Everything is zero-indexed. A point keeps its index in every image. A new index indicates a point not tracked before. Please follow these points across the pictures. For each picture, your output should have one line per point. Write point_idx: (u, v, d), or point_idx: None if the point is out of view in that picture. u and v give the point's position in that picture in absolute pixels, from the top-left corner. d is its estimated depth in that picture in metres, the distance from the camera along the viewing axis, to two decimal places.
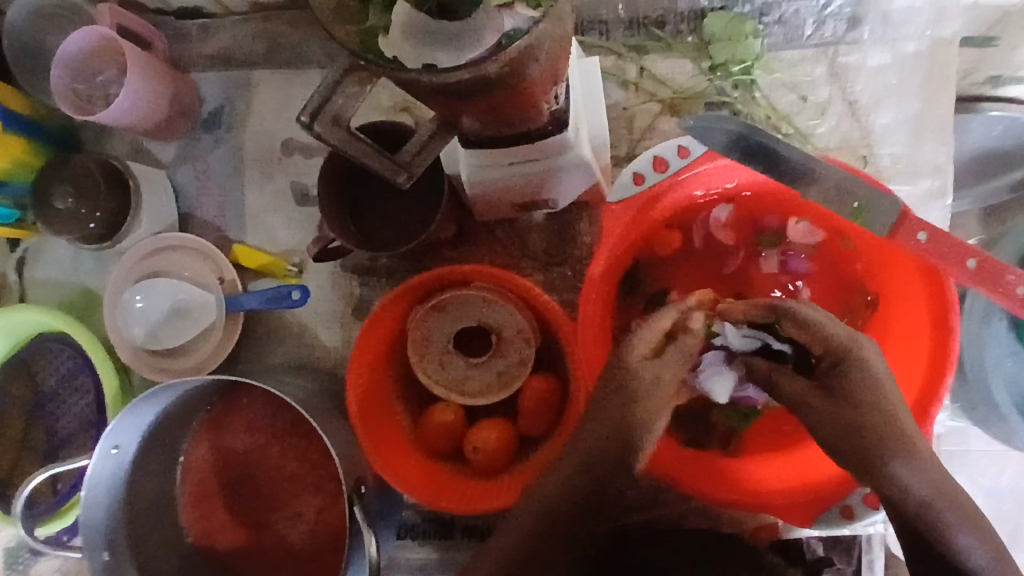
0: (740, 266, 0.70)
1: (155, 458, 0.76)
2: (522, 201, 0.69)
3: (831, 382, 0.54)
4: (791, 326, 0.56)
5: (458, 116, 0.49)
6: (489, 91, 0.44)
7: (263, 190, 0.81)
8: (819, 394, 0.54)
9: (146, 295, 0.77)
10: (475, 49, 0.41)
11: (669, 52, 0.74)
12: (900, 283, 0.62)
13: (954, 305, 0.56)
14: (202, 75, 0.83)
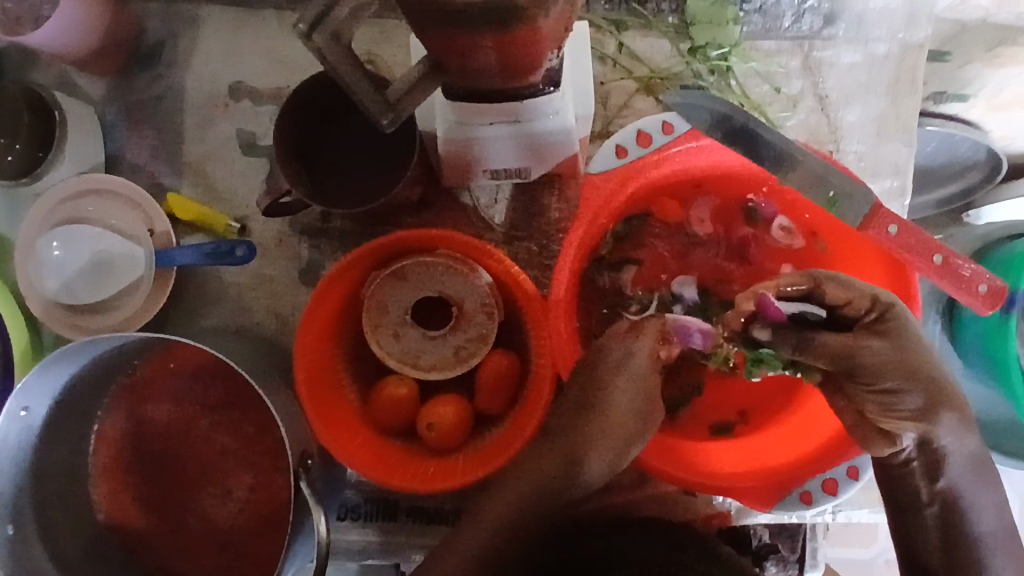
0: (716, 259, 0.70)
1: (67, 425, 0.68)
2: (494, 167, 0.66)
3: (882, 334, 0.52)
4: (834, 284, 0.54)
5: (457, 60, 0.46)
6: (503, 26, 0.41)
7: (205, 136, 0.74)
8: (875, 338, 0.52)
9: (65, 245, 0.71)
10: None
11: (649, 31, 0.72)
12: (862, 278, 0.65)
13: (914, 299, 0.59)
14: (143, 6, 0.75)
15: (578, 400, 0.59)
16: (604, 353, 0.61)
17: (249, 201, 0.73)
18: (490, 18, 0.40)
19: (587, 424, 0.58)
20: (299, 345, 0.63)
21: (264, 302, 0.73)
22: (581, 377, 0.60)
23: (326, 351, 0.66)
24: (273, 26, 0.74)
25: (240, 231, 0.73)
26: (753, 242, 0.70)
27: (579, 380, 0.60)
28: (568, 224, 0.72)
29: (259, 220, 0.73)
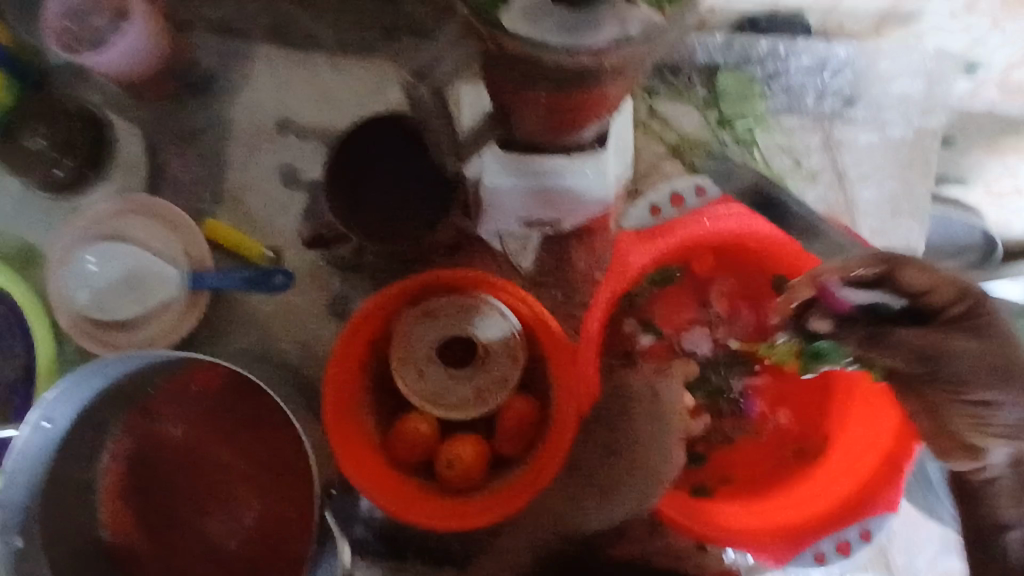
0: (745, 321, 0.73)
1: (83, 439, 0.68)
2: (529, 219, 0.70)
3: (979, 329, 0.51)
4: (910, 271, 0.54)
5: (525, 107, 0.49)
6: (583, 84, 0.44)
7: (249, 166, 0.76)
8: (965, 334, 0.51)
9: (100, 260, 0.72)
10: (596, 36, 0.40)
11: (679, 99, 0.76)
12: None
13: None
14: (200, 39, 0.78)
15: (601, 438, 0.63)
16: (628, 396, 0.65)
17: (285, 231, 0.75)
18: (574, 77, 0.43)
19: (612, 462, 0.62)
20: (327, 383, 0.65)
21: (291, 331, 0.74)
22: (604, 418, 0.64)
23: (356, 386, 0.68)
24: (323, 67, 0.77)
25: (274, 260, 0.74)
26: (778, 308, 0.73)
27: (601, 419, 0.64)
28: (595, 275, 0.74)
29: (294, 250, 0.75)
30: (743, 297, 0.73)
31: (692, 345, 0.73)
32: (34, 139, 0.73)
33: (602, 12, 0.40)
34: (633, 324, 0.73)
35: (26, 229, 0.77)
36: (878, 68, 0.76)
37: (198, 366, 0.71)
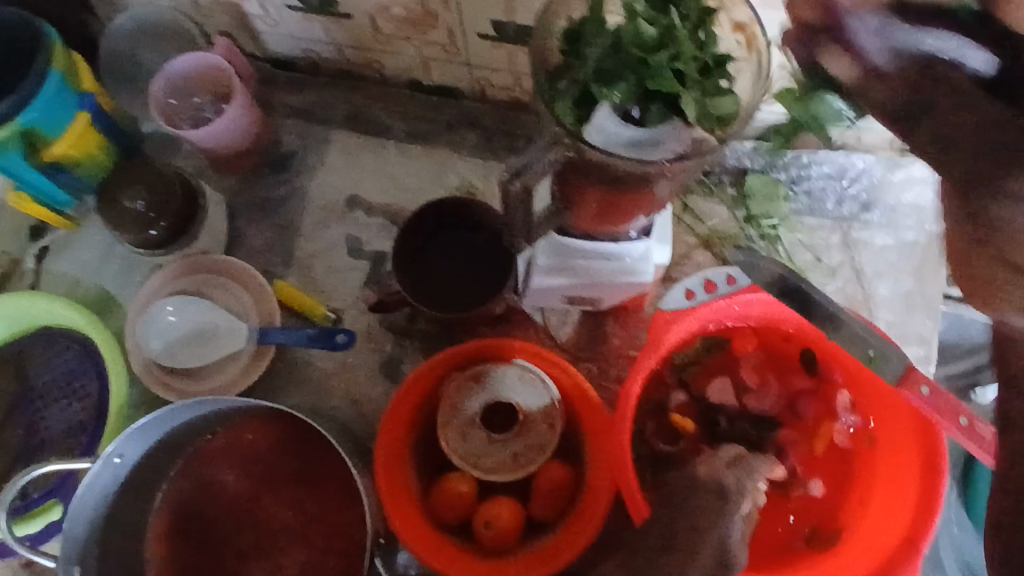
0: (777, 402, 0.79)
1: (144, 478, 0.73)
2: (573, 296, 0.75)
3: None
4: None
5: (586, 199, 0.57)
6: (642, 185, 0.52)
7: (318, 236, 0.84)
8: None
9: (178, 313, 0.78)
10: (661, 150, 0.48)
11: (710, 197, 0.84)
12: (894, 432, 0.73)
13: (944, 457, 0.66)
14: (284, 123, 0.88)
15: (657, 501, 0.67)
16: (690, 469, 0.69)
17: (346, 295, 0.83)
18: (635, 180, 0.51)
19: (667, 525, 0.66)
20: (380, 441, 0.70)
21: (343, 389, 0.80)
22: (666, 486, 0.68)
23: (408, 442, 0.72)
24: (391, 152, 0.87)
25: (334, 320, 0.81)
26: (808, 391, 0.79)
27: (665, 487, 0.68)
28: (628, 350, 0.80)
29: (352, 313, 0.82)
30: (776, 379, 0.79)
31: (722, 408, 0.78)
32: (134, 202, 0.82)
33: (667, 131, 0.49)
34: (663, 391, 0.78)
35: (105, 279, 0.85)
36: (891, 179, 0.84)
37: (256, 416, 0.76)
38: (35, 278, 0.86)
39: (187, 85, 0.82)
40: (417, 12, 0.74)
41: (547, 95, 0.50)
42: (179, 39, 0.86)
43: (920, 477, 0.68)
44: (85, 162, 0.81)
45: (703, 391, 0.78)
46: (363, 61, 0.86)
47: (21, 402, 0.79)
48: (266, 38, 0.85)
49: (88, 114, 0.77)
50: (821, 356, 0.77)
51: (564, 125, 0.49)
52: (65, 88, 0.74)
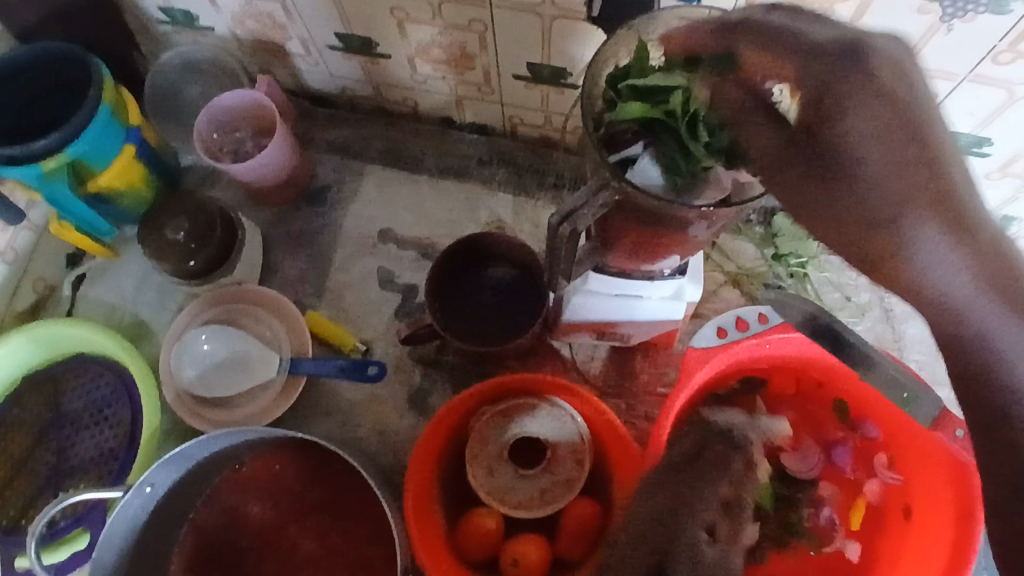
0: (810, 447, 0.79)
1: (171, 507, 0.73)
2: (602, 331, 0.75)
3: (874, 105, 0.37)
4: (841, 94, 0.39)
5: (623, 237, 0.58)
6: (679, 227, 0.53)
7: (350, 268, 0.86)
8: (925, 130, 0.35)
9: (212, 341, 0.80)
10: (701, 199, 0.49)
11: (738, 234, 0.85)
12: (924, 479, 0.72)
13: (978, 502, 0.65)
14: (320, 157, 0.91)
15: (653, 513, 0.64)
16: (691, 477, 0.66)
17: (377, 327, 0.84)
18: (674, 221, 0.52)
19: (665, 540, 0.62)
20: (409, 479, 0.69)
21: (371, 420, 0.80)
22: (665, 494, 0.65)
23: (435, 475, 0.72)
24: (424, 187, 0.89)
25: (364, 352, 0.82)
26: (840, 437, 0.79)
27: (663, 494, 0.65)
28: (657, 387, 0.79)
29: (382, 345, 0.83)
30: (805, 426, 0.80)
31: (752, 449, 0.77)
32: (176, 233, 0.84)
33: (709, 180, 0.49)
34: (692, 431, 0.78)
35: (139, 307, 0.86)
36: None
37: (287, 445, 0.76)
38: (70, 304, 0.87)
39: (229, 119, 0.85)
40: (455, 52, 0.77)
41: (595, 133, 0.51)
42: (223, 76, 0.89)
43: (952, 525, 0.66)
44: (128, 194, 0.83)
45: None
46: (399, 99, 0.88)
47: (52, 428, 0.80)
48: (306, 75, 0.88)
49: (134, 147, 0.79)
50: (855, 403, 0.78)
51: (608, 167, 0.49)
52: (114, 122, 0.76)
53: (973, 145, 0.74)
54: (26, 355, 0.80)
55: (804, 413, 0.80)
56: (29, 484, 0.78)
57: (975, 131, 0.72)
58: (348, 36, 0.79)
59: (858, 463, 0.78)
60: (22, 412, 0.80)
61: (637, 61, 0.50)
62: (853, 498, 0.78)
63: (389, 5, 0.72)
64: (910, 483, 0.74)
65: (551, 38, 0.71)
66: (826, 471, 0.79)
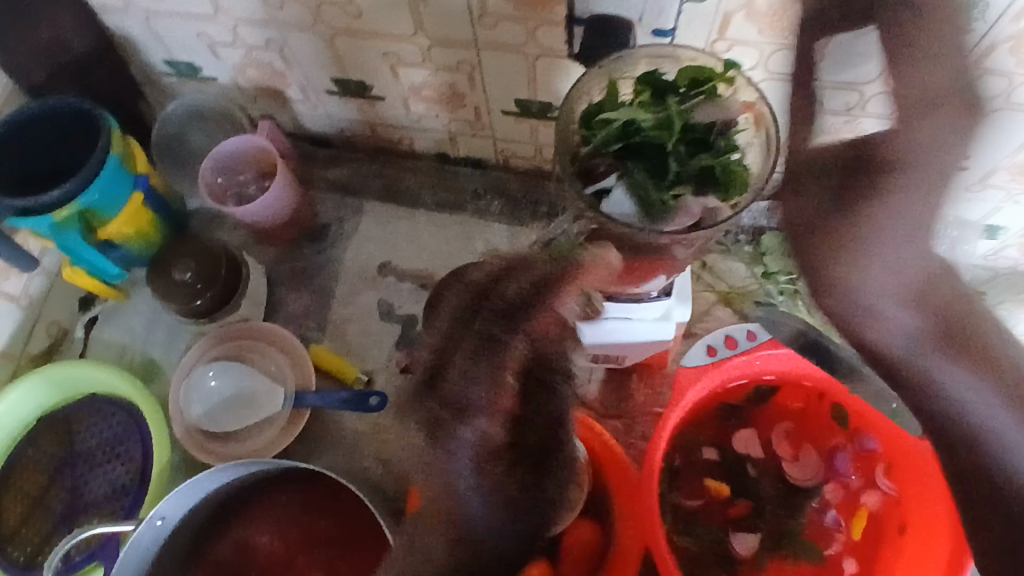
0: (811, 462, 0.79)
1: (182, 540, 0.75)
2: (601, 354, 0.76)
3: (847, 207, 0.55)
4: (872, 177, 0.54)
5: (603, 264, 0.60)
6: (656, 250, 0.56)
7: (353, 301, 0.89)
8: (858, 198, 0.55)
9: (219, 377, 0.82)
10: (674, 222, 0.51)
11: (728, 255, 0.87)
12: (923, 485, 0.73)
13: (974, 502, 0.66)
14: (321, 196, 0.94)
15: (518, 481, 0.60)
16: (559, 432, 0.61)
17: (379, 358, 0.86)
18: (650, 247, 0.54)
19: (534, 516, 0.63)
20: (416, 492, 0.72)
21: (376, 450, 0.82)
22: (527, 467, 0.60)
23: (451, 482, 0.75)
24: (421, 221, 0.92)
25: (367, 382, 0.84)
26: (841, 449, 0.80)
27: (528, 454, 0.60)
28: (653, 407, 0.81)
29: (384, 375, 0.86)
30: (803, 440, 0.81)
31: (750, 457, 0.80)
32: (184, 273, 0.88)
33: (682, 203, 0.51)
34: (697, 445, 0.80)
35: (149, 346, 0.89)
36: None
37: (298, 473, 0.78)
38: (83, 346, 0.90)
39: (232, 163, 0.88)
40: (446, 92, 0.81)
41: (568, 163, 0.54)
42: (226, 122, 0.93)
43: (952, 527, 0.68)
44: (136, 239, 0.86)
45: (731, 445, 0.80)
46: (395, 137, 0.92)
47: (67, 467, 0.82)
48: (305, 118, 0.92)
49: (142, 194, 0.83)
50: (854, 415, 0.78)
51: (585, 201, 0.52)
52: (122, 170, 0.80)
53: None
54: (39, 398, 0.81)
55: (805, 427, 0.81)
56: (44, 523, 0.80)
57: None
58: (344, 81, 0.83)
59: (857, 472, 0.79)
60: (38, 453, 0.82)
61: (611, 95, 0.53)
62: (855, 509, 0.79)
63: (382, 51, 0.76)
64: (908, 496, 0.75)
65: (536, 76, 0.75)
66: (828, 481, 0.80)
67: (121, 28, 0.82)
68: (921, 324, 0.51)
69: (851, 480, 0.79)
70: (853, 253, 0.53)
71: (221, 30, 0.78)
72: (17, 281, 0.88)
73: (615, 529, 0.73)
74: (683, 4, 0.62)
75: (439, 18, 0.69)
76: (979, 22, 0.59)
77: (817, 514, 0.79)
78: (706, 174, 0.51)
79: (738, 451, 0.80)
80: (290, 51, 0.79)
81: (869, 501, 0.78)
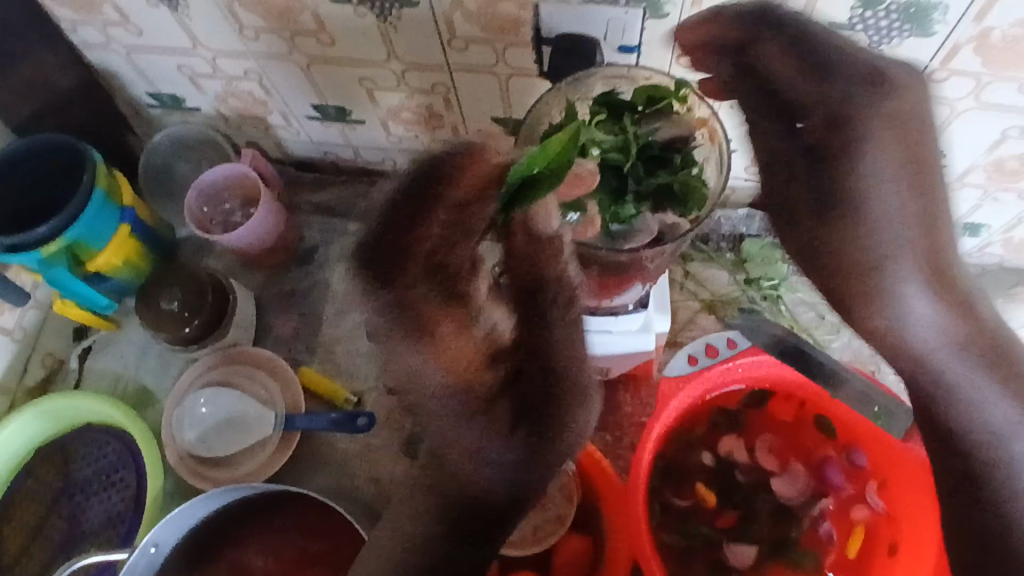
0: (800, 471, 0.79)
1: (176, 567, 0.76)
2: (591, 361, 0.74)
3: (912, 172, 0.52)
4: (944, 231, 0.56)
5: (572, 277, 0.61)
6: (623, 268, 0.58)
7: (341, 322, 0.90)
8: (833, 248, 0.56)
9: (210, 403, 0.84)
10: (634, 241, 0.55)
11: (710, 262, 0.88)
12: (907, 495, 0.72)
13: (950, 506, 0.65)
14: (307, 219, 0.95)
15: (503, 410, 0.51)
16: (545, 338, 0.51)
17: (368, 378, 0.87)
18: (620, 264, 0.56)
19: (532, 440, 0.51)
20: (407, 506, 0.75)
21: (366, 469, 0.83)
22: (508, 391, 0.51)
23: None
24: None
25: (357, 403, 0.85)
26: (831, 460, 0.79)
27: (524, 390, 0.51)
28: (640, 418, 0.81)
29: (374, 395, 0.86)
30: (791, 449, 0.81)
31: (737, 460, 0.80)
32: (171, 303, 0.88)
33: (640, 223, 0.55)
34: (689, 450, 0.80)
35: (142, 374, 0.90)
36: None
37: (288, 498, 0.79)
38: (77, 376, 0.92)
39: (218, 192, 0.90)
40: (425, 113, 0.82)
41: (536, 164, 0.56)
42: (212, 150, 0.95)
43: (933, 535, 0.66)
44: (125, 269, 0.88)
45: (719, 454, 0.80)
46: (378, 159, 0.93)
47: (64, 497, 0.83)
48: (289, 144, 0.94)
49: (129, 226, 0.85)
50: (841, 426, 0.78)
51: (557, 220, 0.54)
52: (108, 203, 0.82)
53: None
54: (34, 429, 0.82)
55: (796, 434, 0.81)
56: (42, 554, 0.81)
57: None
58: (324, 106, 0.84)
59: (849, 484, 0.79)
60: (35, 484, 0.84)
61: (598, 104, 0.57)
62: (846, 524, 0.78)
63: (358, 77, 0.77)
64: (899, 512, 0.73)
65: (510, 95, 0.76)
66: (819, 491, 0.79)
67: (104, 64, 0.84)
68: (948, 330, 0.54)
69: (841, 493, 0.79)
70: (863, 218, 0.51)
71: (201, 62, 0.80)
72: (12, 314, 0.90)
73: (604, 541, 0.74)
74: (647, 21, 0.63)
75: (411, 42, 0.70)
76: (940, 25, 0.60)
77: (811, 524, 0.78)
78: (662, 191, 0.56)
79: (729, 456, 0.80)
80: (269, 80, 0.81)
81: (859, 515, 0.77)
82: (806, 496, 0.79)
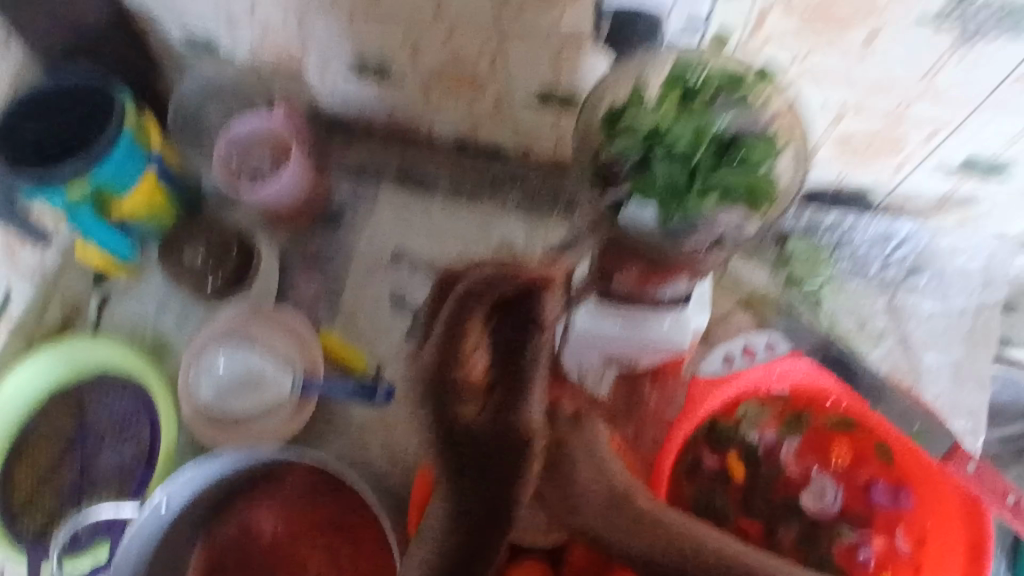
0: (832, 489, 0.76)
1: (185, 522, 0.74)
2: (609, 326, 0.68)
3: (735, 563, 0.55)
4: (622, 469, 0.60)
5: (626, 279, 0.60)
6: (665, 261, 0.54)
7: (364, 289, 0.88)
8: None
9: (228, 361, 0.83)
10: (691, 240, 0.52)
11: (751, 259, 0.84)
12: (941, 538, 0.71)
13: (985, 554, 0.66)
14: (336, 180, 0.93)
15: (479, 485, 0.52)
16: (523, 400, 0.53)
17: (388, 347, 0.85)
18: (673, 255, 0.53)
19: (492, 530, 0.52)
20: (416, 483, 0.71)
21: (381, 440, 0.82)
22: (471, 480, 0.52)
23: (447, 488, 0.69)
24: (436, 212, 0.91)
25: (375, 372, 0.84)
26: (872, 484, 0.75)
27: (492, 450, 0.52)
28: None
29: (392, 365, 0.85)
30: (824, 464, 0.77)
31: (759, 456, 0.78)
32: (194, 258, 0.89)
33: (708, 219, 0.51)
34: (719, 442, 0.77)
35: (161, 326, 0.89)
36: (941, 244, 0.82)
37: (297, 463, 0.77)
38: (94, 322, 0.90)
39: (249, 145, 0.87)
40: (466, 78, 0.78)
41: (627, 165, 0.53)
42: (241, 97, 0.91)
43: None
44: (148, 216, 0.85)
45: (744, 450, 0.77)
46: (413, 122, 0.90)
47: (77, 443, 0.82)
48: (322, 101, 0.90)
49: (154, 172, 0.82)
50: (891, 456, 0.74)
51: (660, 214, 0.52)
52: (136, 150, 0.78)
53: (994, 169, 0.73)
54: (50, 374, 0.82)
55: (829, 446, 0.77)
56: (54, 496, 0.81)
57: (995, 155, 0.71)
58: (364, 63, 0.80)
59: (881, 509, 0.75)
60: (48, 425, 0.83)
61: (629, 104, 0.52)
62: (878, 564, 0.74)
63: (403, 33, 0.73)
64: (925, 558, 0.72)
65: (561, 67, 0.72)
66: (849, 505, 0.76)
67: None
68: None
69: (870, 516, 0.76)
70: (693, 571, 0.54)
71: (241, 5, 0.76)
72: (31, 254, 0.88)
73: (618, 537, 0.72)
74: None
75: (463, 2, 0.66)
76: None
77: (848, 546, 0.74)
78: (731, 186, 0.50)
79: (753, 452, 0.78)
80: (309, 29, 0.77)
81: (883, 548, 0.74)
82: (838, 512, 0.76)
